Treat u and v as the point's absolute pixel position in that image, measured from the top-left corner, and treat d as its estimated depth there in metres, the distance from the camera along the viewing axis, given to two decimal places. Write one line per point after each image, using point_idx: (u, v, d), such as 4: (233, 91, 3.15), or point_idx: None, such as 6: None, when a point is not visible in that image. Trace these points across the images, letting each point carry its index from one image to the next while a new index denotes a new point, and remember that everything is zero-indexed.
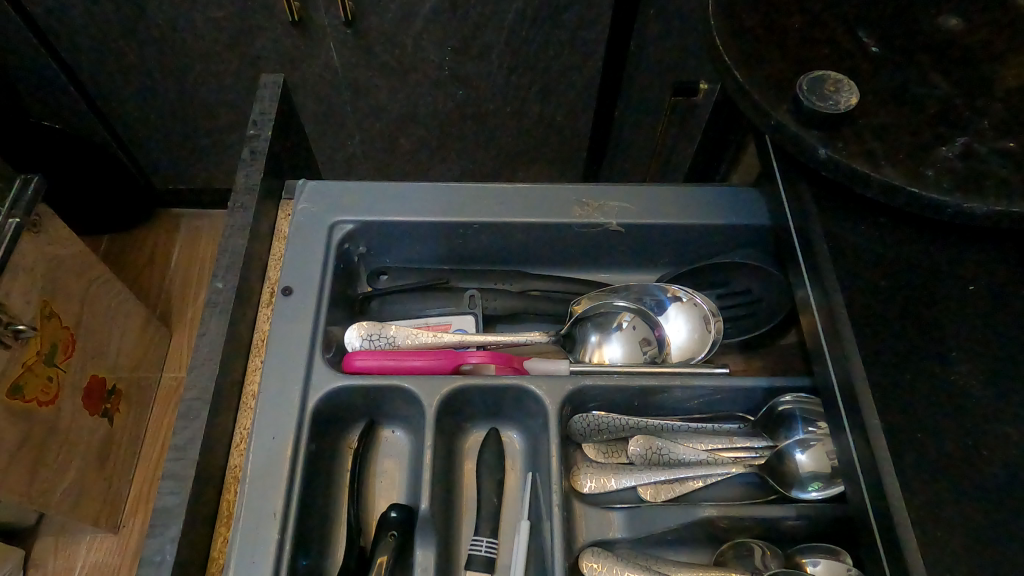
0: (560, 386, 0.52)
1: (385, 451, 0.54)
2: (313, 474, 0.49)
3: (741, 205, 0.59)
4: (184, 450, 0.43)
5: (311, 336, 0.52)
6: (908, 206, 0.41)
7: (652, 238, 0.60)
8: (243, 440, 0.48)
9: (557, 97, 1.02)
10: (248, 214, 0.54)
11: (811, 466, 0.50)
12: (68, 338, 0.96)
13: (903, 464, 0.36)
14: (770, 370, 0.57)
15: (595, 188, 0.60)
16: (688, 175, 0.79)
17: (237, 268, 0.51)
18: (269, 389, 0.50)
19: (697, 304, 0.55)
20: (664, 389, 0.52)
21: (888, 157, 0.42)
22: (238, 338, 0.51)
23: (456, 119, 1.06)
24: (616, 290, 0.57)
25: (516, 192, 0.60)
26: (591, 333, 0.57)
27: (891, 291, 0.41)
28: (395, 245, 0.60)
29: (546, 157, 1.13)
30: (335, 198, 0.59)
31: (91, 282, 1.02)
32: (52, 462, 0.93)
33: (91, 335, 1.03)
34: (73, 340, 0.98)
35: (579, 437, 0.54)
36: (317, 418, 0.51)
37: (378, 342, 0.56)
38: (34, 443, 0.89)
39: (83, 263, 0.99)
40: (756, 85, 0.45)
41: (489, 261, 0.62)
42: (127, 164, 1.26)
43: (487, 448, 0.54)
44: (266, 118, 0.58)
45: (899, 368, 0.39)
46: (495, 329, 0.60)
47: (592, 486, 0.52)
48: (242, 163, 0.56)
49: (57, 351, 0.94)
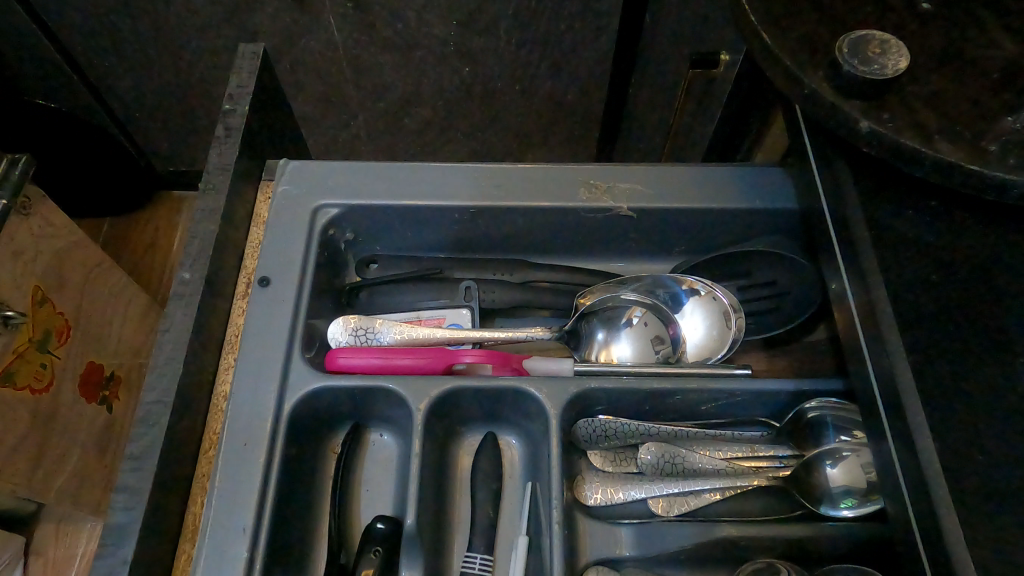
0: (562, 388, 0.47)
1: (372, 457, 0.50)
2: (290, 483, 0.45)
3: (765, 186, 0.53)
4: (140, 460, 0.39)
5: (289, 331, 0.48)
6: (966, 186, 0.35)
7: (666, 224, 0.55)
8: (212, 446, 0.44)
9: (568, 72, 0.96)
10: (220, 197, 0.49)
11: (844, 479, 0.44)
12: (61, 325, 0.92)
13: (960, 490, 0.31)
14: (796, 369, 0.51)
15: (604, 169, 0.55)
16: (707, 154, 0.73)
17: (206, 256, 0.47)
18: (242, 390, 0.45)
19: (716, 298, 0.50)
20: (679, 392, 0.47)
21: (942, 129, 0.36)
22: (209, 333, 0.46)
23: (463, 97, 1.00)
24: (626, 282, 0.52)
25: (517, 172, 0.54)
26: (597, 330, 0.51)
27: (944, 286, 0.36)
28: (384, 231, 0.55)
29: (557, 136, 1.07)
30: (319, 180, 0.54)
31: (85, 266, 0.98)
32: (49, 455, 0.90)
33: (87, 322, 0.98)
34: (68, 326, 0.93)
35: (584, 444, 0.49)
36: (295, 422, 0.46)
37: (365, 339, 0.51)
38: (28, 439, 0.85)
39: (77, 246, 0.95)
40: (787, 49, 0.39)
41: (487, 248, 0.57)
42: (126, 146, 1.22)
43: (482, 454, 0.49)
44: (243, 92, 0.53)
45: (956, 377, 0.33)
46: (494, 324, 0.55)
47: (597, 499, 0.47)
48: (215, 140, 0.51)
49: (51, 338, 0.89)
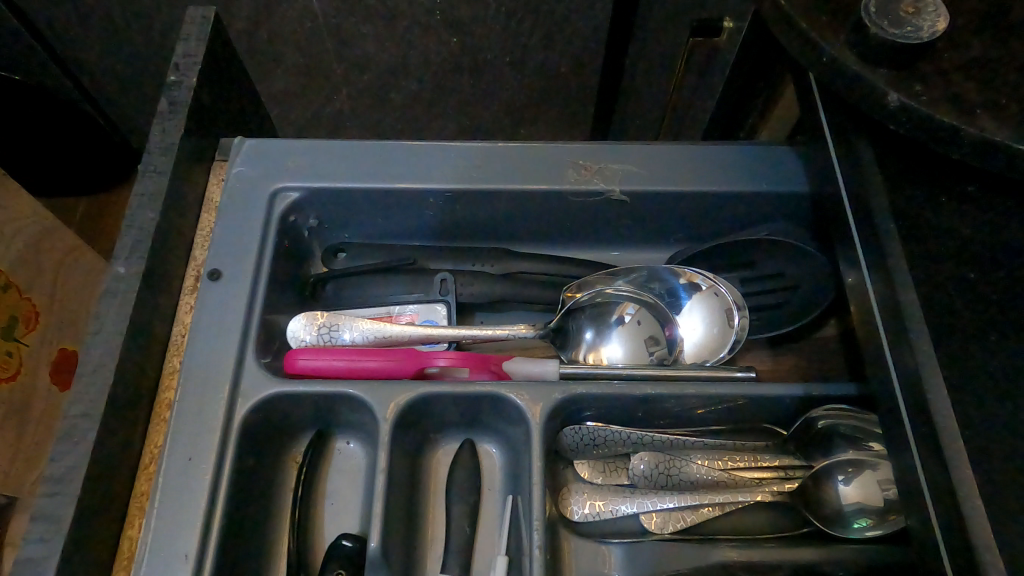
0: (546, 394, 0.42)
1: (337, 467, 0.45)
2: (243, 500, 0.41)
3: (770, 167, 0.49)
4: (61, 484, 0.35)
5: (242, 331, 0.43)
6: (1012, 169, 0.30)
7: (661, 210, 0.50)
8: (152, 461, 0.40)
9: (562, 43, 0.89)
10: (163, 180, 0.44)
11: (857, 497, 0.40)
12: (29, 310, 0.79)
13: (1001, 529, 0.26)
14: (801, 369, 0.47)
15: (594, 148, 0.50)
16: (707, 131, 0.68)
17: (145, 248, 0.42)
18: (187, 398, 0.41)
19: (720, 294, 0.45)
20: (675, 399, 0.42)
21: (985, 103, 0.31)
22: (150, 334, 0.41)
23: (451, 69, 0.93)
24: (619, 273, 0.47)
25: (498, 152, 0.49)
26: (586, 328, 0.47)
27: (982, 286, 0.31)
28: (352, 217, 0.50)
29: (550, 111, 1.01)
30: (278, 161, 0.48)
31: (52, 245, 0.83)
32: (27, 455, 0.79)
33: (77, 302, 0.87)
34: (35, 310, 0.80)
35: (570, 453, 0.45)
36: (248, 433, 0.42)
37: (329, 338, 0.46)
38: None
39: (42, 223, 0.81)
40: (803, 10, 0.34)
41: (466, 236, 0.52)
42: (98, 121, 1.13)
43: (458, 464, 0.45)
44: (191, 61, 0.47)
45: (997, 393, 0.29)
46: (473, 319, 0.50)
47: (585, 514, 0.43)
48: (159, 116, 0.46)
49: (16, 325, 0.77)
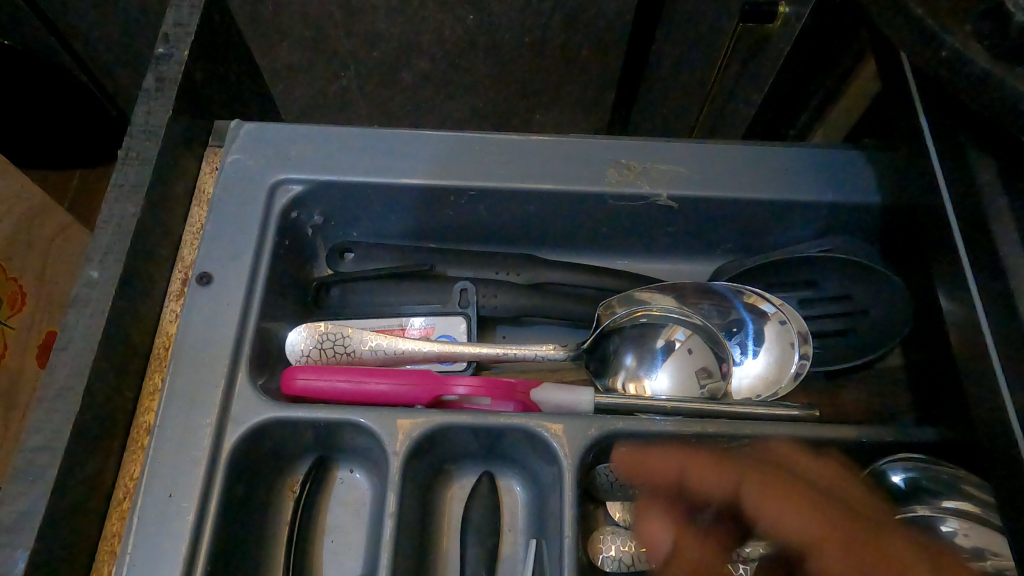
0: (581, 429, 0.37)
1: (339, 499, 0.40)
2: (230, 542, 0.36)
3: (838, 174, 0.43)
4: (14, 533, 0.30)
5: (234, 345, 0.37)
6: None
7: (711, 218, 0.44)
8: (127, 497, 0.34)
9: (586, 24, 0.83)
10: (147, 170, 0.38)
11: None
12: (15, 293, 0.72)
13: None
14: (865, 403, 0.42)
15: (638, 145, 0.44)
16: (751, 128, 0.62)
17: (124, 247, 0.36)
18: (168, 424, 0.35)
19: (785, 323, 0.40)
20: (728, 439, 0.37)
21: None
22: (127, 348, 0.36)
23: (467, 48, 0.87)
24: (664, 291, 0.42)
25: (530, 146, 0.43)
26: (627, 353, 0.42)
27: None
28: (361, 214, 0.44)
29: (571, 96, 0.95)
30: (279, 148, 0.43)
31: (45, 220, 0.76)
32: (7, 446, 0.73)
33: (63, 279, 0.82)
34: (21, 290, 0.73)
35: (603, 493, 0.39)
36: (237, 464, 0.36)
37: (334, 352, 0.41)
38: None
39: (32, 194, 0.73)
40: None
41: (487, 239, 0.46)
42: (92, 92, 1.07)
43: (476, 501, 0.40)
44: (183, 32, 0.41)
45: None
46: (494, 334, 0.45)
47: (618, 562, 0.38)
48: (144, 94, 0.40)
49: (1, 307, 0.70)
